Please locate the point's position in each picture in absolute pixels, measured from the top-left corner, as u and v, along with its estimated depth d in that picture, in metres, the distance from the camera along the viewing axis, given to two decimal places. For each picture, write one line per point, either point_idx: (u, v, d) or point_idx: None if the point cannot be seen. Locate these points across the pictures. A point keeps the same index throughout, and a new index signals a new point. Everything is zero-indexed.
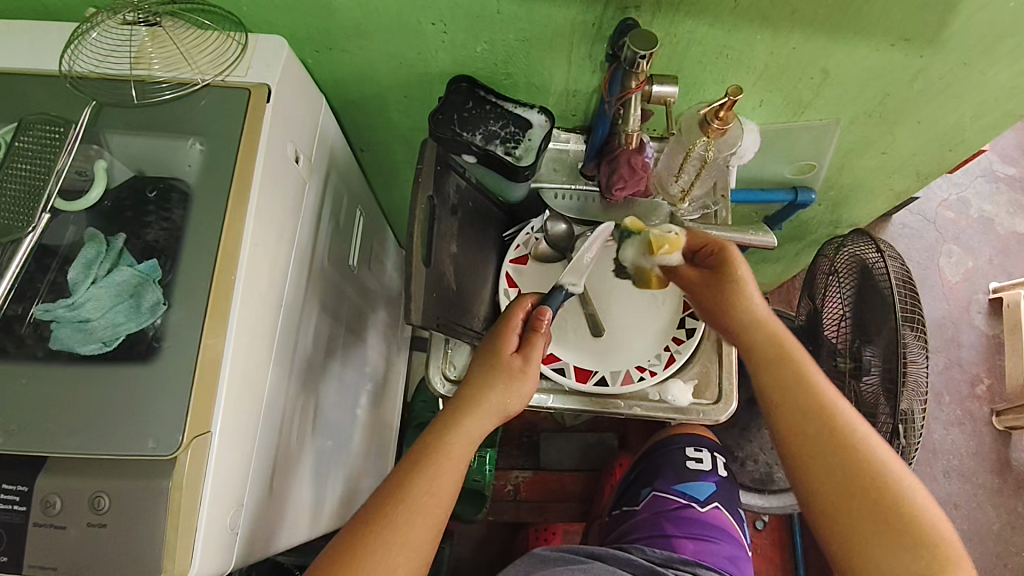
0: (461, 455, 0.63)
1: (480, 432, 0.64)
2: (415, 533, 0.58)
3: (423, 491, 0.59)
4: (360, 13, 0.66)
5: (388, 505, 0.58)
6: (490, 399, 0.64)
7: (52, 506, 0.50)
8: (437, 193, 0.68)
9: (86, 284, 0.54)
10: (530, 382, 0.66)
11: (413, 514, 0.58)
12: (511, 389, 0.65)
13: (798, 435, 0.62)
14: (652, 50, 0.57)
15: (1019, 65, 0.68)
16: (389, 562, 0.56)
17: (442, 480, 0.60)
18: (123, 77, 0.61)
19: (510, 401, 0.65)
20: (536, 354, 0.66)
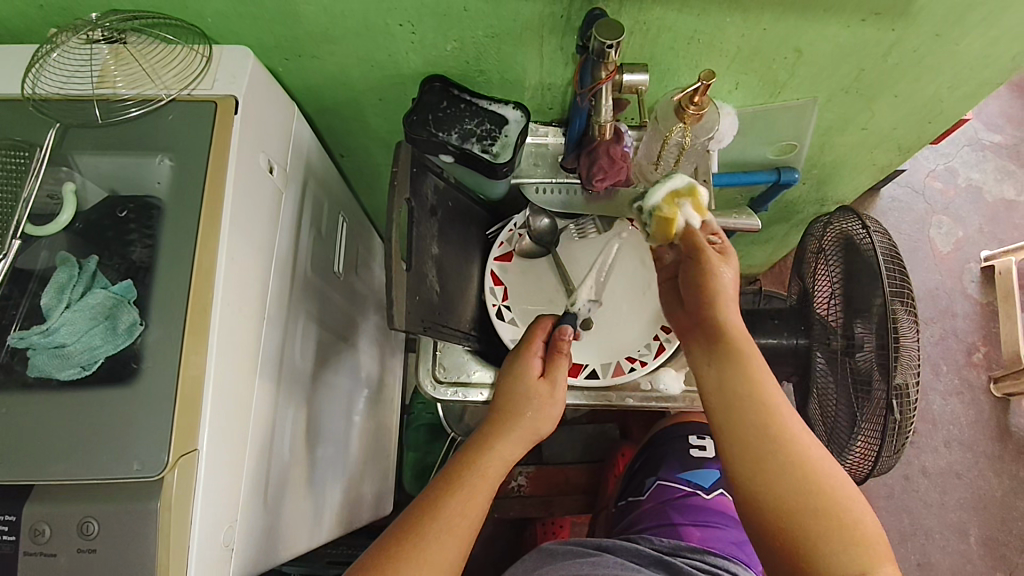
0: (494, 478, 0.62)
1: (510, 456, 0.64)
2: (447, 553, 0.57)
3: (452, 513, 0.58)
4: (326, 18, 0.65)
5: (421, 526, 0.58)
6: (523, 420, 0.65)
7: (41, 533, 0.49)
8: (414, 195, 0.67)
9: (60, 308, 0.53)
10: (559, 404, 0.67)
11: (445, 533, 0.57)
12: (542, 410, 0.66)
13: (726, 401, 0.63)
14: (619, 38, 0.56)
15: (992, 33, 0.67)
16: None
17: (474, 502, 0.60)
18: (87, 98, 0.60)
19: (541, 423, 0.66)
20: (560, 375, 0.67)
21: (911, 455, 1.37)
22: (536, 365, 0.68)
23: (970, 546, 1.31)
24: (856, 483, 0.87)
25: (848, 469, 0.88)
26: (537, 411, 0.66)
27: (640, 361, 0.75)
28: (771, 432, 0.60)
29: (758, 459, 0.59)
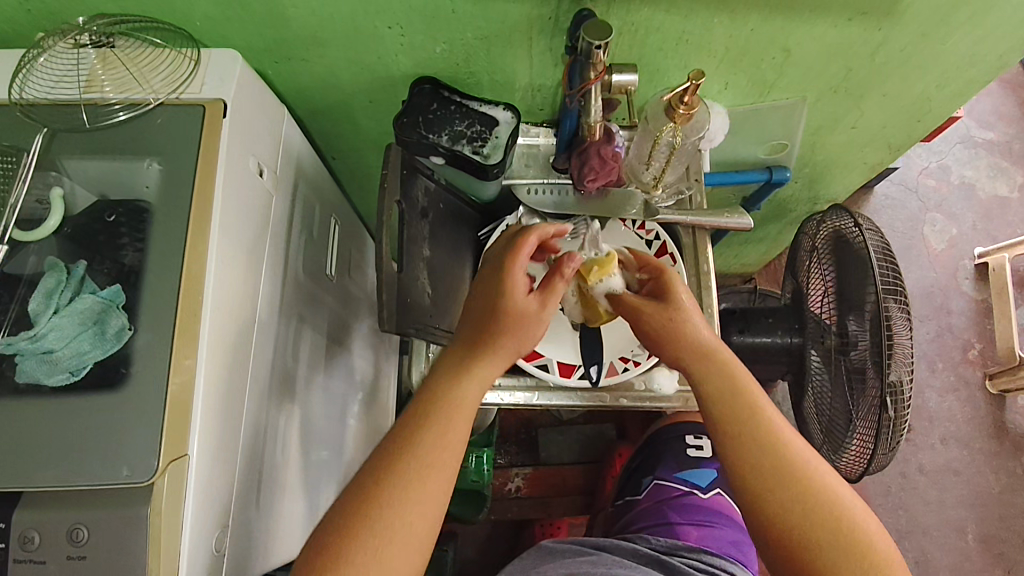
0: (472, 402, 0.59)
1: (490, 377, 0.61)
2: (429, 484, 0.55)
3: (428, 441, 0.56)
4: (314, 20, 0.65)
5: (396, 460, 0.55)
6: (511, 338, 0.61)
7: (30, 541, 0.49)
8: (405, 198, 0.67)
9: (48, 314, 0.52)
10: (545, 323, 0.62)
11: (424, 463, 0.55)
12: (531, 325, 0.61)
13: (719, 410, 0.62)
14: (607, 40, 0.56)
15: (979, 32, 0.67)
16: (404, 516, 0.54)
17: (451, 428, 0.57)
18: (74, 102, 0.60)
19: (523, 342, 0.62)
20: (553, 298, 0.62)
21: (908, 453, 1.38)
22: (522, 275, 0.62)
23: (968, 543, 1.31)
24: (851, 481, 0.87)
25: (844, 466, 0.89)
26: (522, 327, 0.61)
27: (633, 361, 0.74)
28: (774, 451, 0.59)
29: (760, 481, 0.58)
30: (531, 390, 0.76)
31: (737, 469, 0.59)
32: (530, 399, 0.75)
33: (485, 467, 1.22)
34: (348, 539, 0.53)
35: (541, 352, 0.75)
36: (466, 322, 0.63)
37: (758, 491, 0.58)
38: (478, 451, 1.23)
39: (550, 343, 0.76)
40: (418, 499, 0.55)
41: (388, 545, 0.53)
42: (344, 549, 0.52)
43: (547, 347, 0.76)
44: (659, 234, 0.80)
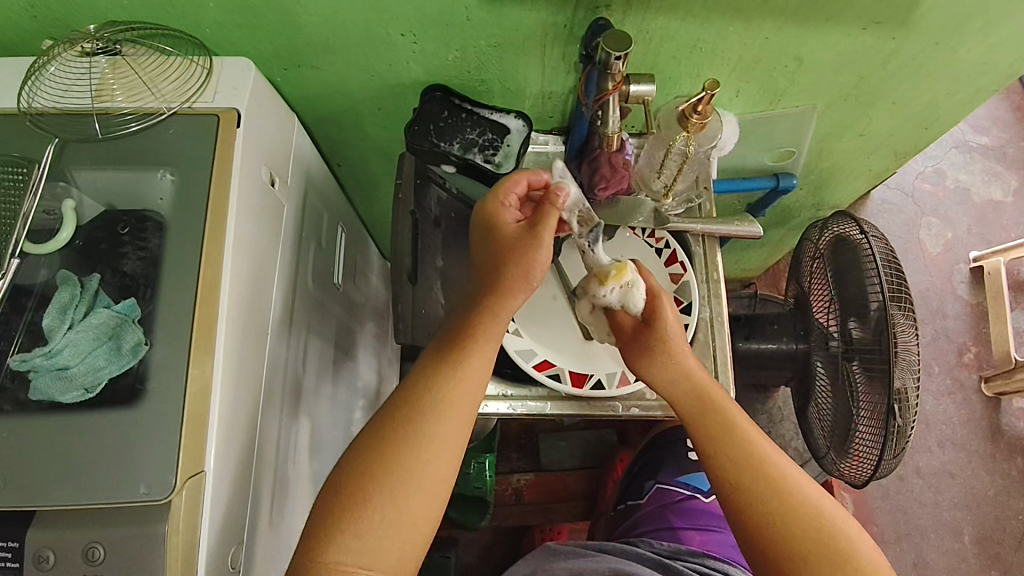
0: (492, 335, 0.62)
1: (508, 308, 0.62)
2: (448, 427, 0.58)
3: (446, 379, 0.59)
4: (327, 28, 0.64)
5: (414, 404, 0.58)
6: (512, 268, 0.61)
7: (45, 560, 0.48)
8: (418, 208, 0.71)
9: (63, 330, 0.51)
10: (546, 250, 0.61)
11: (442, 405, 0.58)
12: (532, 255, 0.61)
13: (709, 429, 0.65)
14: (627, 49, 0.56)
15: (990, 41, 0.68)
16: (420, 459, 0.56)
17: (469, 371, 0.59)
18: (85, 112, 0.59)
19: (530, 270, 0.61)
20: (549, 224, 0.62)
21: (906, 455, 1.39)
22: (509, 216, 0.64)
23: (965, 544, 1.32)
24: (855, 486, 0.87)
25: (847, 471, 0.89)
26: (524, 258, 0.61)
27: None
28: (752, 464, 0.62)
29: (740, 488, 0.61)
30: (543, 400, 0.75)
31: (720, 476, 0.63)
32: (541, 408, 0.75)
33: (488, 473, 1.22)
34: (366, 481, 0.55)
35: (552, 362, 0.75)
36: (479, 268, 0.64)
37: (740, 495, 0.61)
38: (479, 458, 1.22)
39: (561, 352, 0.76)
40: (434, 441, 0.57)
41: (404, 485, 0.55)
42: (360, 493, 0.54)
43: (558, 356, 0.76)
44: (669, 243, 0.80)
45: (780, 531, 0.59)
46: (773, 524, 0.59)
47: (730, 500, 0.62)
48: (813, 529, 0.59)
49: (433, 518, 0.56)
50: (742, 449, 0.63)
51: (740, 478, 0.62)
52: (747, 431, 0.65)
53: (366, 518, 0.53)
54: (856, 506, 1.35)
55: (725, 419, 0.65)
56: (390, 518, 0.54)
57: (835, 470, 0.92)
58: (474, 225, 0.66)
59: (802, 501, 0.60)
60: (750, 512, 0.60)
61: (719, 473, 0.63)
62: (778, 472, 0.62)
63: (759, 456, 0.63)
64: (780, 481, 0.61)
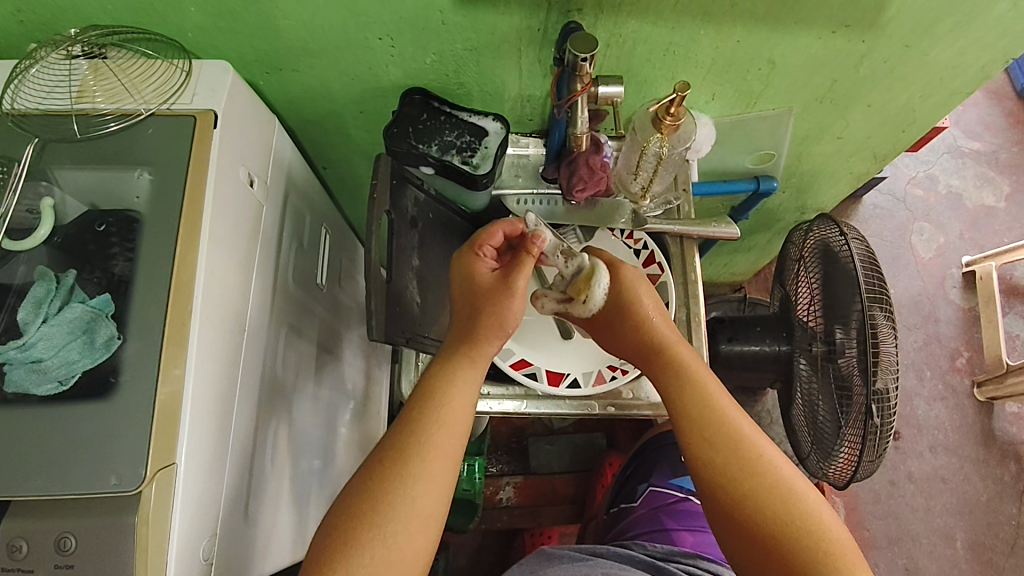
0: (471, 382, 0.63)
1: (482, 355, 0.65)
2: (433, 464, 0.58)
3: (434, 422, 0.60)
4: (306, 31, 0.66)
5: (402, 448, 0.58)
6: (492, 317, 0.65)
7: (18, 550, 0.49)
8: (394, 207, 0.69)
9: (37, 323, 0.52)
10: (518, 300, 0.66)
11: (427, 450, 0.58)
12: (507, 306, 0.65)
13: (718, 437, 0.63)
14: (593, 51, 0.57)
15: (959, 44, 0.69)
16: (409, 499, 0.56)
17: (451, 407, 0.61)
18: (65, 112, 0.60)
19: (505, 318, 0.65)
20: (523, 274, 0.66)
21: (897, 460, 1.39)
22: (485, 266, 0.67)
23: (957, 550, 1.32)
24: (838, 487, 0.87)
25: (832, 474, 0.89)
26: (498, 308, 0.64)
27: (621, 370, 0.76)
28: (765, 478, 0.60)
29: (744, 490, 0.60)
30: (520, 399, 0.76)
31: (721, 476, 0.61)
32: (518, 406, 0.76)
33: (476, 476, 1.23)
34: (357, 523, 0.55)
35: (529, 361, 0.75)
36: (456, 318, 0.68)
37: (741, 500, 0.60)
38: (470, 460, 1.23)
39: (539, 352, 0.76)
40: (422, 481, 0.57)
41: (397, 525, 0.55)
42: (353, 535, 0.54)
43: (535, 355, 0.76)
44: (647, 244, 0.81)
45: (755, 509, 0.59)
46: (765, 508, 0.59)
47: (709, 481, 0.62)
48: (792, 506, 0.59)
49: (425, 552, 0.57)
50: (717, 417, 0.64)
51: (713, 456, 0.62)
52: (726, 407, 0.65)
53: (359, 557, 0.53)
54: (846, 511, 1.34)
55: (699, 389, 0.65)
56: (381, 557, 0.54)
57: (819, 473, 0.92)
58: (454, 270, 0.69)
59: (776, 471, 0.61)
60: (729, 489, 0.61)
61: (696, 444, 0.63)
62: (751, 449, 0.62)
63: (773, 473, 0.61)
64: (756, 455, 0.62)
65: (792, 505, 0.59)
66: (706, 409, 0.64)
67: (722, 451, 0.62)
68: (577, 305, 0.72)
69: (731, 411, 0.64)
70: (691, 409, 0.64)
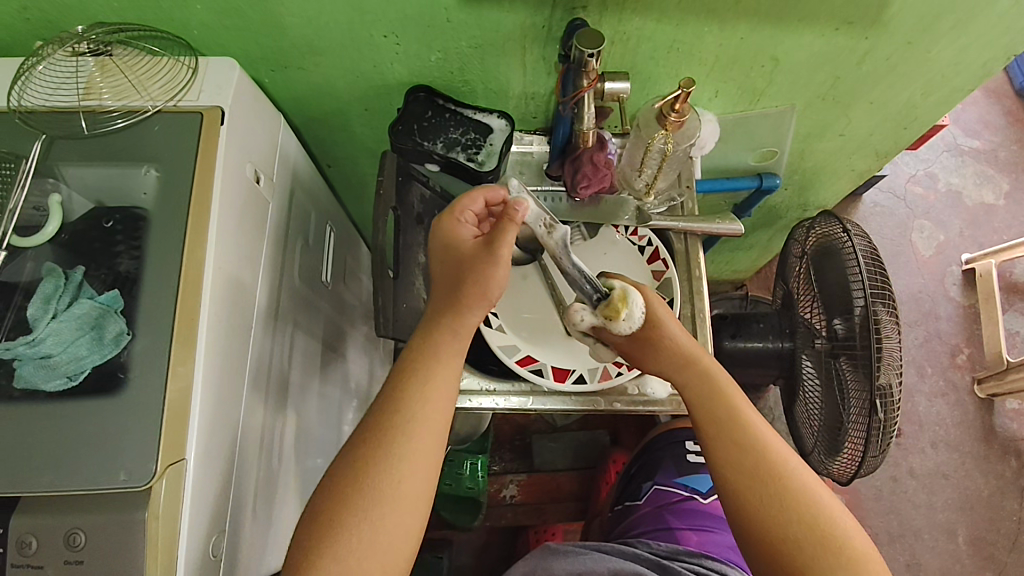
0: (451, 356, 0.62)
1: (462, 325, 0.63)
2: (418, 451, 0.57)
3: (414, 399, 0.59)
4: (312, 29, 0.66)
5: (384, 427, 0.58)
6: (471, 287, 0.61)
7: (27, 545, 0.48)
8: (400, 204, 0.69)
9: (46, 319, 0.52)
10: (501, 267, 0.62)
11: (410, 429, 0.58)
12: (489, 276, 0.61)
13: (745, 454, 0.63)
14: (600, 48, 0.57)
15: (961, 41, 0.69)
16: (393, 481, 0.56)
17: (435, 388, 0.60)
18: (73, 109, 0.61)
19: (487, 287, 0.62)
20: (506, 240, 0.62)
21: (899, 457, 1.39)
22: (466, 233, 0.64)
23: (959, 546, 1.32)
24: (842, 483, 0.88)
25: (835, 470, 0.89)
26: (478, 276, 0.61)
27: (627, 365, 0.76)
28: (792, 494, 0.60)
29: (770, 506, 0.60)
30: (525, 395, 0.76)
31: (747, 493, 0.61)
32: (524, 402, 0.76)
33: (479, 474, 1.23)
34: (341, 505, 0.55)
35: (535, 358, 0.76)
36: (436, 286, 0.65)
37: (767, 516, 0.60)
38: (472, 457, 1.23)
39: (545, 348, 0.77)
40: (407, 462, 0.57)
41: (382, 506, 0.55)
42: (337, 516, 0.55)
43: (541, 352, 0.76)
44: (651, 240, 0.80)
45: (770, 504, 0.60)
46: (789, 523, 0.59)
47: (734, 496, 0.62)
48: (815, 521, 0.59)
49: (413, 532, 0.57)
50: (745, 434, 0.64)
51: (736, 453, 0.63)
52: (755, 425, 0.64)
53: (344, 539, 0.54)
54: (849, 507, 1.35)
55: (728, 405, 0.65)
56: (368, 538, 0.54)
57: (822, 469, 0.93)
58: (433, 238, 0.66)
59: (801, 485, 0.61)
60: (744, 489, 0.61)
61: (723, 460, 0.63)
62: (772, 452, 0.63)
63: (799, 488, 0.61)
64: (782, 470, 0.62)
65: (818, 519, 0.60)
66: (733, 426, 0.64)
67: (747, 467, 0.62)
68: (613, 325, 0.69)
69: (760, 429, 0.64)
70: (721, 421, 0.65)
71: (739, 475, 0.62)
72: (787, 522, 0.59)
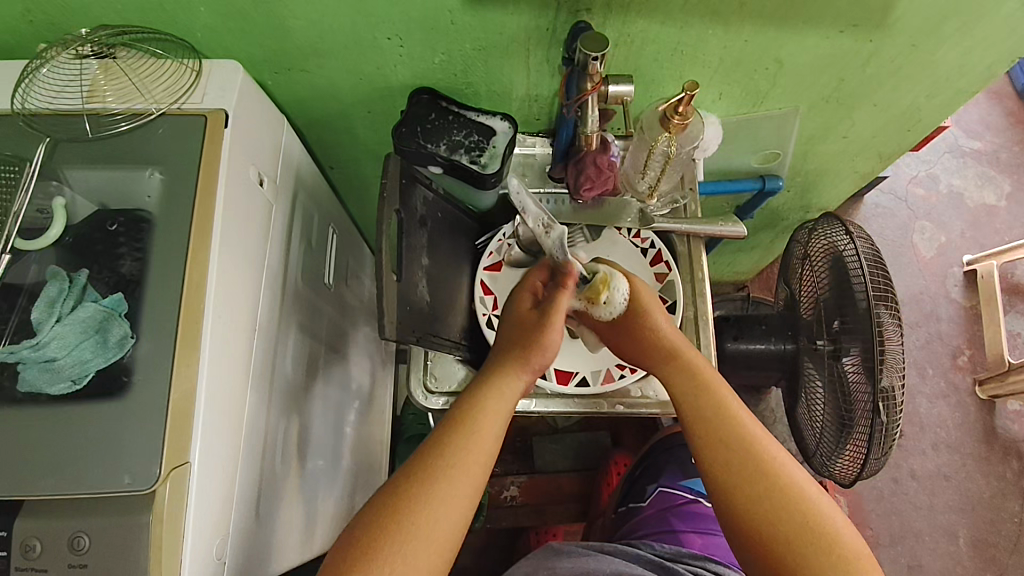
0: (501, 406, 0.65)
1: (516, 383, 0.67)
2: (456, 487, 0.58)
3: (460, 442, 0.61)
4: (316, 31, 0.66)
5: (427, 463, 0.59)
6: (523, 347, 0.68)
7: (32, 549, 0.49)
8: (404, 206, 0.69)
9: (50, 322, 0.53)
10: (556, 331, 0.68)
11: (451, 467, 0.59)
12: (543, 337, 0.68)
13: (740, 462, 0.62)
14: (604, 51, 0.57)
15: (965, 43, 0.69)
16: (427, 514, 0.56)
17: (481, 432, 0.62)
18: (77, 112, 0.60)
19: (539, 348, 0.68)
20: (559, 308, 0.68)
21: (900, 458, 1.39)
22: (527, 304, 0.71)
23: (960, 548, 1.32)
24: (844, 485, 0.87)
25: (838, 472, 0.89)
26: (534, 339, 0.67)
27: (630, 368, 0.76)
28: (789, 504, 0.60)
29: (767, 516, 0.59)
30: (528, 397, 0.76)
31: (743, 502, 0.61)
32: (527, 405, 0.75)
33: None
34: (374, 533, 0.55)
35: None
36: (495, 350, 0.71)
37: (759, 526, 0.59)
38: None
39: None
40: (440, 497, 0.57)
41: (411, 537, 0.55)
42: (368, 546, 0.55)
43: None
44: (654, 242, 0.80)
45: (772, 516, 0.59)
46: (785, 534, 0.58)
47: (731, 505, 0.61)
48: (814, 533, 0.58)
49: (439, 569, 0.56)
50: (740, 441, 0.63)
51: (730, 462, 0.62)
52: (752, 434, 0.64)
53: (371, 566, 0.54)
54: (850, 509, 1.35)
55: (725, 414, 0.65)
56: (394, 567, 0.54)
57: (825, 471, 0.92)
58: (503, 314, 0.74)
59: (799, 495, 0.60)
60: (738, 500, 0.61)
61: (720, 469, 0.63)
62: (765, 457, 0.62)
63: (800, 500, 0.60)
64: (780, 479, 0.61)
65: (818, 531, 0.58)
66: (728, 435, 0.64)
67: (743, 475, 0.61)
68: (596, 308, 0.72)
69: (758, 438, 0.64)
70: (717, 430, 0.64)
71: (735, 482, 0.61)
72: (785, 533, 0.59)
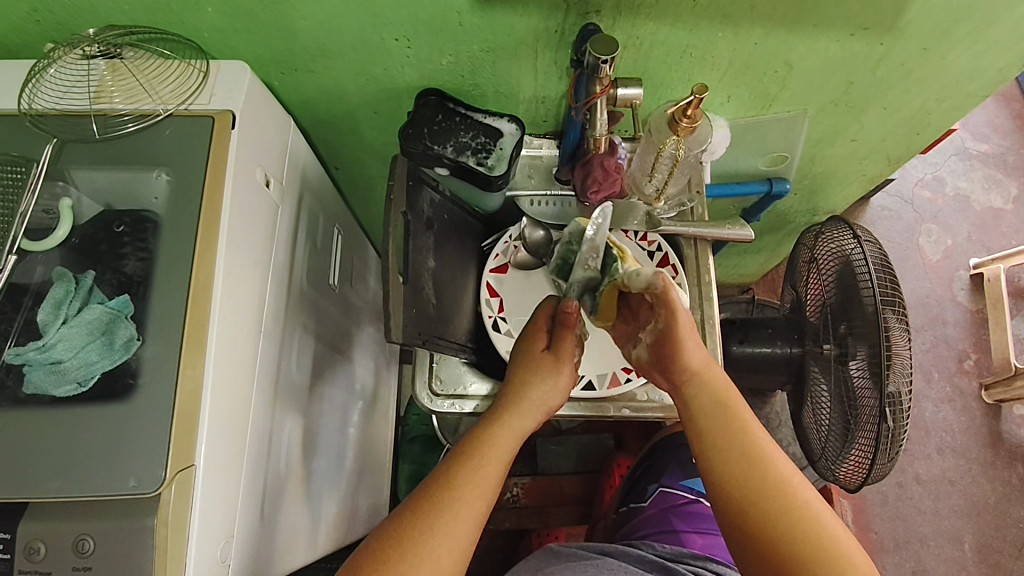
0: (506, 449, 0.64)
1: (522, 428, 0.66)
2: (459, 531, 0.58)
3: (463, 484, 0.60)
4: (323, 32, 0.66)
5: (428, 502, 0.59)
6: (530, 393, 0.67)
7: (35, 552, 0.48)
8: (411, 208, 0.68)
9: (56, 325, 0.52)
10: (566, 372, 0.69)
11: (454, 510, 0.58)
12: (551, 382, 0.68)
13: (741, 473, 0.61)
14: (614, 54, 0.57)
15: (977, 47, 0.68)
16: (428, 551, 0.56)
17: (483, 472, 0.61)
18: (84, 113, 0.60)
19: (551, 396, 0.68)
20: (566, 349, 0.69)
21: (905, 462, 1.38)
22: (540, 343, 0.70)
23: (964, 553, 1.32)
24: (849, 490, 0.87)
25: (843, 476, 0.88)
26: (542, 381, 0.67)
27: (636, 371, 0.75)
28: (795, 516, 0.59)
29: (770, 527, 0.59)
30: None
31: (748, 513, 0.60)
32: None
33: None
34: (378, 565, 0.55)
35: None
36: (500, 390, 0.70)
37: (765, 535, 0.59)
38: None
39: None
40: (442, 537, 0.57)
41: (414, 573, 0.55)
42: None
43: None
44: (661, 246, 0.80)
45: (774, 527, 0.59)
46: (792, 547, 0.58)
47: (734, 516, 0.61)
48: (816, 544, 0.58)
49: None
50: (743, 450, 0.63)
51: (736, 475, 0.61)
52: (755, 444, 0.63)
53: None
54: (854, 513, 1.34)
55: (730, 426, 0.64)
56: None
57: (830, 475, 0.92)
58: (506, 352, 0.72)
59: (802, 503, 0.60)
60: (743, 510, 0.60)
61: (724, 479, 0.62)
62: (769, 468, 0.61)
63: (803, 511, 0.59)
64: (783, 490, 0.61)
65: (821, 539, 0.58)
66: (732, 445, 0.63)
67: (750, 487, 0.61)
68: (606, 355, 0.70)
69: (761, 446, 0.63)
70: (724, 442, 0.63)
71: (740, 494, 0.61)
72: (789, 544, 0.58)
